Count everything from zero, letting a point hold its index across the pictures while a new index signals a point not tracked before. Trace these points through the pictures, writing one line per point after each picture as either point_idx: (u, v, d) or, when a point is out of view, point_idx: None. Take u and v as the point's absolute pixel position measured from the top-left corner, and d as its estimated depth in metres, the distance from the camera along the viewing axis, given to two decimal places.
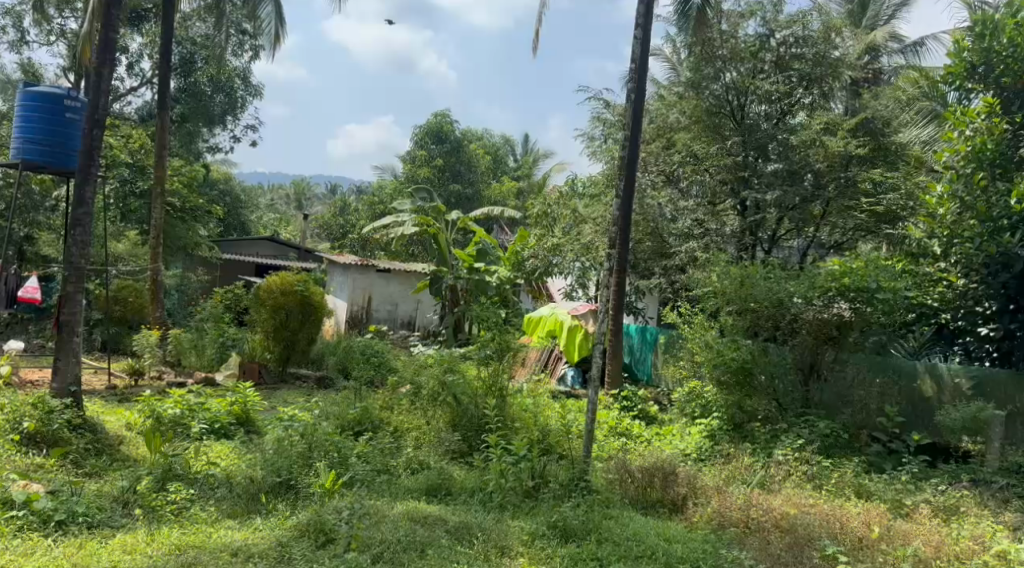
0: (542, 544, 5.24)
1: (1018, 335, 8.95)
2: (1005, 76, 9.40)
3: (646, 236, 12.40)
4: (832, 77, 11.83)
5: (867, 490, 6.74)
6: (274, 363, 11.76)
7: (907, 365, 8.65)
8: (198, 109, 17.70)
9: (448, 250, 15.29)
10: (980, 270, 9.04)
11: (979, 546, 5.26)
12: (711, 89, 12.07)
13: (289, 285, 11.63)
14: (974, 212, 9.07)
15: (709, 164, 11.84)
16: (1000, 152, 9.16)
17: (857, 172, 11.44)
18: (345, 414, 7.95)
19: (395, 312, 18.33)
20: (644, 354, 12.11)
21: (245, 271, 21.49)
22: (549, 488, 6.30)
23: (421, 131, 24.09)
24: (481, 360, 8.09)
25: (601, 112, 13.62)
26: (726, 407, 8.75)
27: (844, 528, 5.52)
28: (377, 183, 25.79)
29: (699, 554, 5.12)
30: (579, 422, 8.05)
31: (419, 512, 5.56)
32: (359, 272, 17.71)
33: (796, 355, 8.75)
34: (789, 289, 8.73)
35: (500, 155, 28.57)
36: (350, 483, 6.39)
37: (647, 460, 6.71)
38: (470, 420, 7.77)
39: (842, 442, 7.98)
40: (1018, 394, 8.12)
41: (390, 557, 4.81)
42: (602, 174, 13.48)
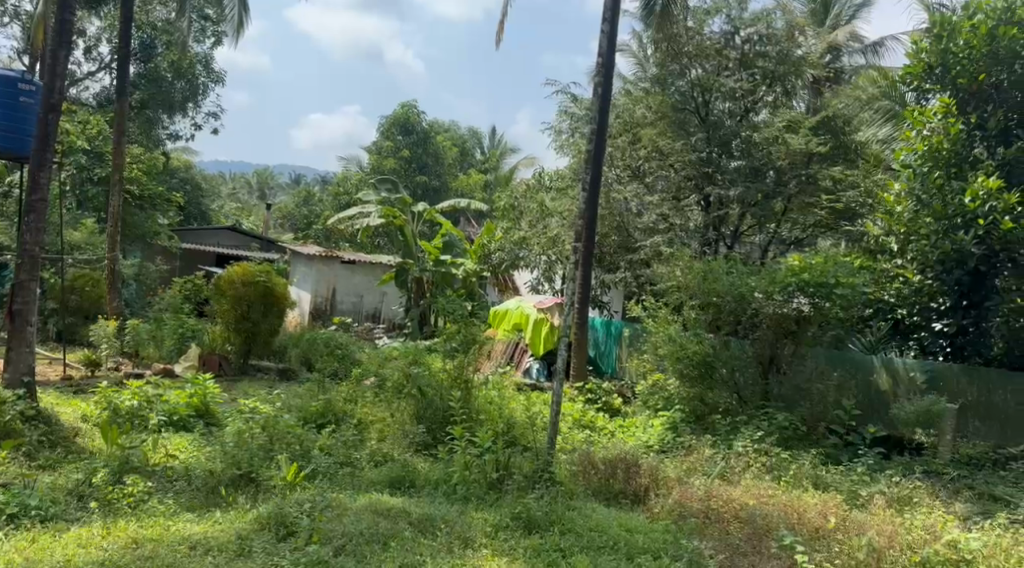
0: (505, 536, 5.24)
1: (971, 331, 9.30)
2: (960, 78, 9.63)
3: (612, 230, 12.43)
4: (795, 76, 12.03)
5: (824, 482, 6.88)
6: (235, 354, 11.64)
7: (863, 360, 8.86)
8: (158, 95, 17.32)
9: (414, 242, 15.21)
10: (935, 266, 9.28)
11: (931, 535, 5.39)
12: (677, 85, 12.15)
13: (251, 276, 11.50)
14: (930, 210, 9.28)
15: (674, 159, 11.92)
16: (955, 153, 9.41)
17: (818, 170, 11.64)
18: (307, 407, 7.90)
19: (360, 304, 18.22)
20: (609, 347, 12.19)
21: (206, 260, 21.11)
22: (513, 480, 6.33)
23: (388, 121, 23.85)
24: (448, 352, 8.06)
25: (567, 106, 13.68)
26: (689, 400, 8.88)
27: (801, 518, 5.65)
28: (342, 174, 25.53)
29: (660, 545, 5.19)
30: (543, 415, 8.06)
31: (383, 504, 5.54)
32: (323, 263, 17.51)
33: (757, 349, 8.90)
34: (750, 284, 8.86)
35: (467, 147, 28.45)
36: (312, 475, 6.36)
37: (611, 452, 6.81)
38: (435, 412, 7.66)
39: (801, 434, 8.12)
40: (970, 387, 8.45)
41: (352, 550, 4.76)
42: (568, 167, 13.51)
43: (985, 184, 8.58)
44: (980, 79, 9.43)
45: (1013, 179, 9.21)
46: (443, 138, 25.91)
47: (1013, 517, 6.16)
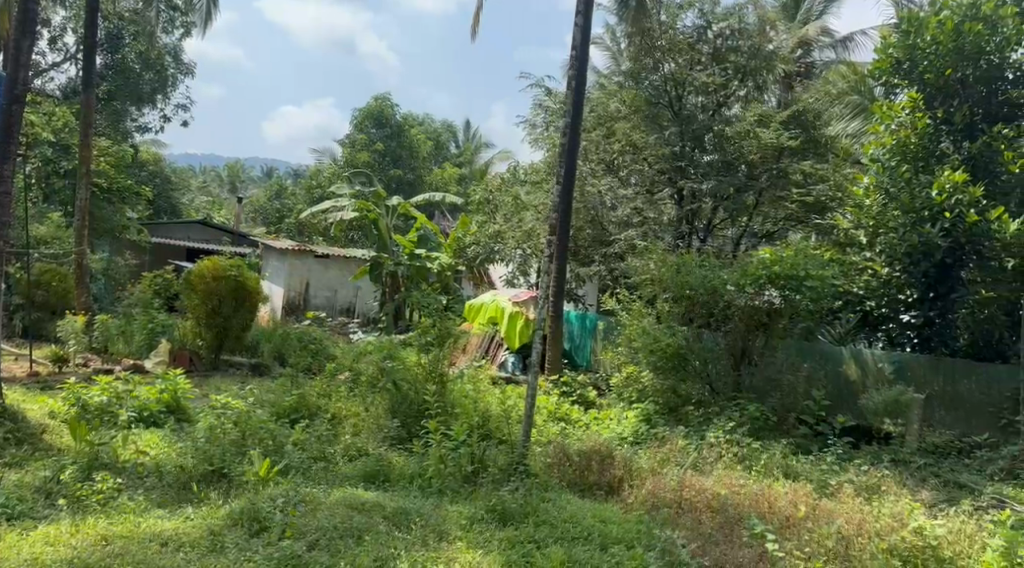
0: (480, 528, 5.25)
1: (937, 323, 9.43)
2: (927, 74, 9.80)
3: (586, 224, 12.58)
4: (766, 71, 12.16)
5: (794, 471, 6.98)
6: (206, 350, 11.51)
7: (833, 351, 9.00)
8: (126, 87, 17.03)
9: (388, 236, 15.11)
10: (903, 259, 9.43)
11: (899, 522, 5.51)
12: (649, 80, 12.23)
13: (221, 270, 11.30)
14: (897, 203, 9.46)
15: (648, 153, 12.07)
16: (921, 147, 9.63)
17: (788, 164, 11.80)
18: (280, 402, 7.83)
19: (334, 298, 18.13)
20: (584, 341, 12.26)
21: (177, 255, 20.81)
22: (488, 473, 6.36)
23: (360, 114, 23.71)
24: (423, 346, 8.05)
25: (542, 100, 13.70)
26: (662, 392, 8.95)
27: (772, 507, 5.73)
28: (315, 167, 25.31)
29: (633, 535, 5.23)
30: (518, 408, 8.05)
31: (357, 499, 5.52)
32: (296, 257, 17.35)
33: (728, 342, 9.08)
34: (722, 277, 9.00)
35: (442, 141, 28.36)
36: (285, 470, 6.31)
37: (584, 444, 6.86)
38: (411, 407, 7.69)
39: (771, 425, 8.24)
40: (935, 378, 8.64)
41: (326, 544, 4.75)
42: (543, 161, 13.52)
43: (951, 177, 8.79)
44: (946, 74, 9.61)
45: (979, 174, 9.43)
46: (417, 131, 25.79)
47: (976, 503, 6.31)
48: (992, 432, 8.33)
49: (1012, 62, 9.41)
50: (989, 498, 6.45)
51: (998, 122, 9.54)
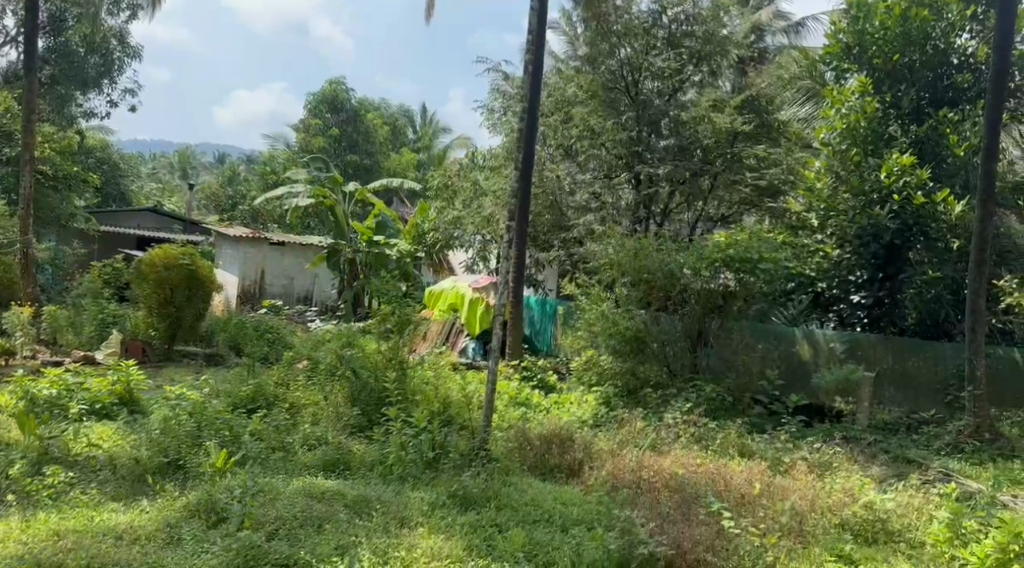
0: (442, 513, 5.26)
1: (886, 303, 9.69)
2: (876, 59, 10.01)
3: (545, 210, 12.70)
4: (720, 56, 12.30)
5: (749, 449, 7.12)
6: (159, 340, 11.27)
7: (786, 331, 9.20)
8: (70, 71, 16.47)
9: (346, 224, 14.95)
10: (852, 241, 9.69)
11: (850, 498, 5.70)
12: (606, 65, 12.24)
13: (172, 258, 11.14)
14: (847, 185, 9.78)
15: (605, 138, 12.02)
16: (871, 130, 9.80)
17: (742, 148, 12.00)
18: (237, 392, 7.73)
19: (291, 286, 17.92)
20: (544, 325, 12.33)
21: (126, 244, 20.29)
22: (449, 458, 6.36)
23: (314, 99, 23.33)
24: (382, 334, 8.01)
25: (499, 84, 13.67)
26: (620, 374, 9.00)
27: (729, 485, 5.85)
28: (269, 153, 24.86)
29: (593, 516, 5.29)
30: (480, 393, 8.03)
31: (316, 487, 5.49)
32: (251, 245, 17.07)
33: (685, 325, 9.18)
34: (679, 260, 9.07)
35: (399, 126, 28.11)
36: (242, 461, 6.24)
37: (546, 428, 6.96)
38: (370, 394, 7.63)
39: (728, 405, 8.45)
40: (885, 356, 8.95)
41: (285, 534, 4.72)
42: (501, 146, 13.49)
43: (899, 160, 9.09)
44: (894, 59, 9.82)
45: (926, 156, 9.71)
46: (374, 116, 25.51)
47: (924, 477, 6.53)
48: (938, 408, 8.74)
49: (956, 47, 9.70)
50: (936, 472, 6.70)
51: (945, 105, 9.82)
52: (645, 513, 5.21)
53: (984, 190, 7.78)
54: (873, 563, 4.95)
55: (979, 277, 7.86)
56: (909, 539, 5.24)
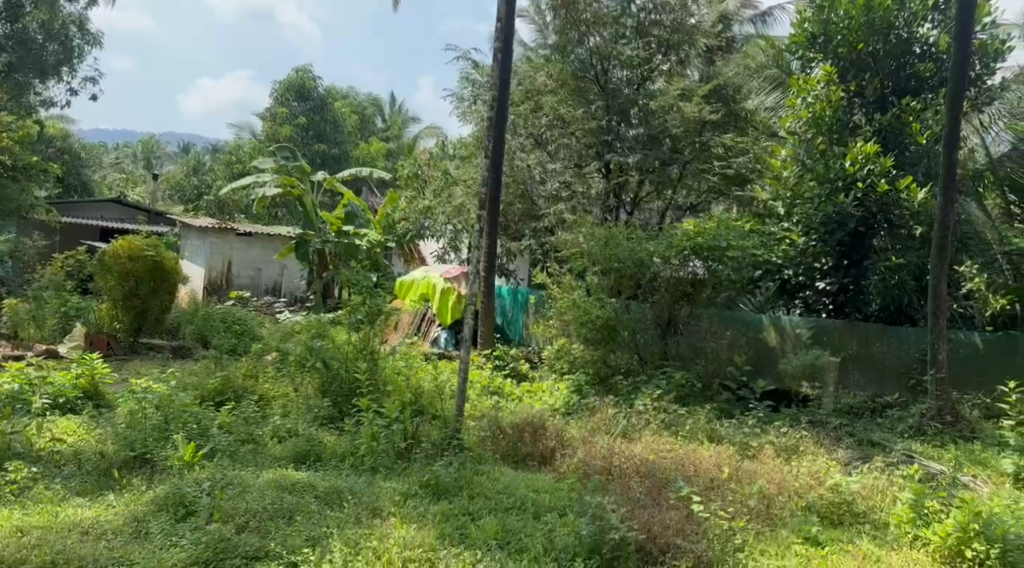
0: (414, 503, 5.26)
1: (850, 289, 9.91)
2: (841, 47, 10.14)
3: (516, 199, 12.76)
4: (688, 45, 12.36)
5: (718, 435, 7.22)
6: (124, 333, 11.08)
7: (753, 318, 9.37)
8: (28, 58, 16.01)
9: (313, 213, 14.73)
10: (818, 229, 9.78)
11: (816, 481, 5.81)
12: (575, 54, 12.24)
13: (137, 250, 10.89)
14: (813, 173, 9.84)
15: (576, 127, 12.07)
16: (836, 119, 9.95)
17: (710, 138, 12.10)
18: (204, 385, 7.64)
19: (258, 277, 17.66)
20: (516, 314, 12.36)
21: (90, 235, 19.87)
22: (421, 448, 6.35)
23: (281, 87, 23.01)
24: (352, 325, 7.95)
25: (468, 73, 13.61)
26: (592, 362, 9.09)
27: (697, 470, 5.92)
28: (236, 142, 24.50)
29: (565, 503, 5.33)
30: (451, 383, 8.04)
31: (287, 479, 5.46)
32: (217, 236, 16.85)
33: (655, 312, 9.29)
34: (648, 249, 9.18)
35: (367, 115, 27.86)
36: (210, 455, 6.16)
37: (518, 417, 6.99)
38: (341, 385, 7.60)
39: (696, 391, 8.55)
40: (850, 341, 9.15)
41: (256, 526, 4.68)
42: (471, 135, 13.46)
43: (863, 148, 9.29)
44: (858, 49, 9.97)
45: (890, 145, 9.91)
46: (342, 105, 25.26)
47: (888, 459, 6.69)
48: (901, 392, 8.94)
49: (919, 37, 9.83)
50: (899, 454, 6.85)
51: (907, 94, 10.01)
52: (615, 496, 5.26)
53: (945, 178, 7.95)
54: (839, 544, 5.05)
55: (941, 263, 8.04)
56: (874, 520, 5.37)
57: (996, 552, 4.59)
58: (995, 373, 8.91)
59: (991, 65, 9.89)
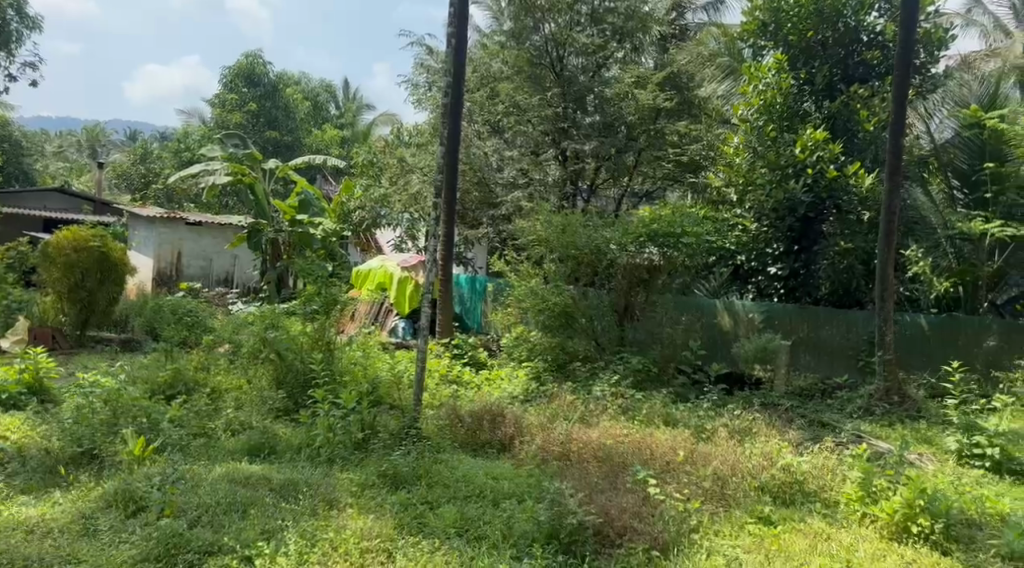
0: (372, 493, 5.22)
1: (801, 274, 10.14)
2: (791, 35, 10.28)
3: (473, 186, 12.60)
4: (641, 32, 12.43)
5: (673, 418, 7.32)
6: (70, 326, 10.76)
7: (707, 303, 9.60)
8: None
9: (266, 201, 14.32)
10: (770, 215, 9.97)
11: (768, 461, 5.91)
12: (531, 41, 12.29)
13: (83, 241, 10.56)
14: (764, 160, 9.95)
15: (532, 115, 12.05)
16: (786, 106, 10.14)
17: (665, 125, 12.16)
18: (154, 378, 7.47)
19: (209, 268, 17.31)
20: (474, 303, 12.34)
21: (32, 226, 19.24)
22: (379, 438, 6.30)
23: (230, 73, 22.45)
24: (307, 315, 7.83)
25: (423, 58, 13.44)
26: (551, 349, 9.08)
27: (653, 454, 5.98)
28: (184, 129, 23.92)
29: (524, 489, 5.35)
30: (409, 372, 7.98)
31: (241, 472, 5.37)
32: (165, 225, 16.46)
33: (613, 299, 9.32)
34: (605, 236, 9.24)
35: (320, 102, 27.41)
36: (161, 449, 6.02)
37: (476, 406, 7.00)
38: (296, 376, 7.47)
39: (653, 375, 8.65)
40: (800, 324, 9.46)
41: (209, 521, 4.59)
42: (427, 122, 13.36)
43: (813, 135, 9.45)
44: (807, 36, 10.15)
45: (839, 132, 10.12)
46: (294, 92, 24.81)
47: (837, 440, 6.86)
48: (851, 373, 9.30)
49: (867, 25, 10.01)
50: (849, 434, 7.04)
51: (855, 82, 10.22)
52: (573, 481, 5.29)
53: (891, 164, 8.14)
54: (790, 522, 5.16)
55: (887, 249, 8.23)
56: (824, 499, 5.52)
57: (939, 527, 4.82)
58: (940, 353, 9.20)
59: (935, 53, 10.15)
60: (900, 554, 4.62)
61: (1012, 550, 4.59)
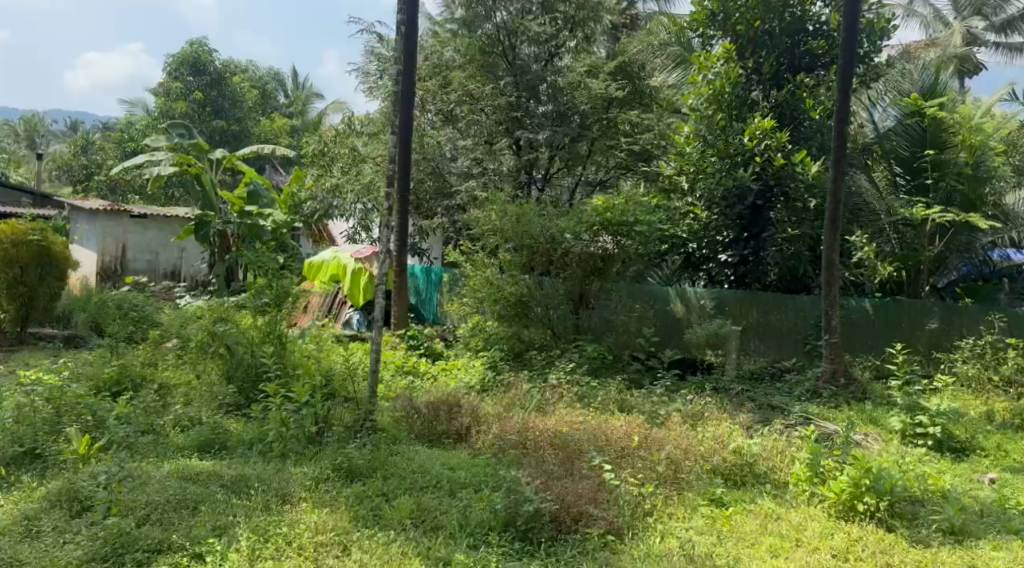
0: (326, 487, 5.17)
1: (750, 260, 10.23)
2: (739, 25, 10.42)
3: (427, 176, 12.46)
4: (594, 21, 12.46)
5: (628, 404, 7.42)
6: (10, 324, 10.38)
7: (660, 291, 9.81)
8: None
9: (214, 192, 14.19)
10: (720, 203, 10.18)
11: (720, 444, 6.02)
12: (483, 29, 12.19)
13: (21, 234, 10.20)
14: (714, 149, 10.18)
15: (485, 103, 12.05)
16: (735, 96, 10.28)
17: (617, 114, 12.25)
18: (99, 375, 7.28)
19: (156, 262, 16.87)
20: (430, 294, 12.30)
21: None
22: (333, 431, 6.24)
23: (174, 60, 21.72)
24: (258, 308, 7.59)
25: (373, 46, 13.26)
26: (506, 338, 9.14)
27: (608, 439, 6.04)
28: (127, 120, 23.23)
29: (481, 478, 5.34)
30: (364, 364, 7.93)
31: (191, 469, 5.27)
32: (109, 218, 16.02)
33: (568, 287, 9.39)
34: (559, 225, 9.21)
35: (268, 90, 26.84)
36: (107, 447, 5.86)
37: (432, 396, 6.96)
38: (247, 370, 7.35)
39: (608, 363, 8.74)
40: (750, 310, 9.64)
41: (157, 519, 4.49)
42: (379, 111, 13.24)
43: (761, 125, 9.59)
44: (755, 26, 10.29)
45: (785, 120, 10.34)
46: (242, 80, 24.23)
47: (786, 422, 7.03)
48: (798, 356, 9.52)
49: (811, 15, 10.24)
50: (797, 416, 7.22)
51: (801, 71, 10.41)
52: (530, 469, 5.32)
53: (837, 150, 8.32)
54: (741, 503, 5.28)
55: (832, 233, 8.43)
56: (774, 479, 5.68)
57: (884, 505, 4.96)
58: (884, 337, 9.49)
59: (878, 43, 10.39)
60: (848, 532, 4.75)
61: (952, 526, 4.83)
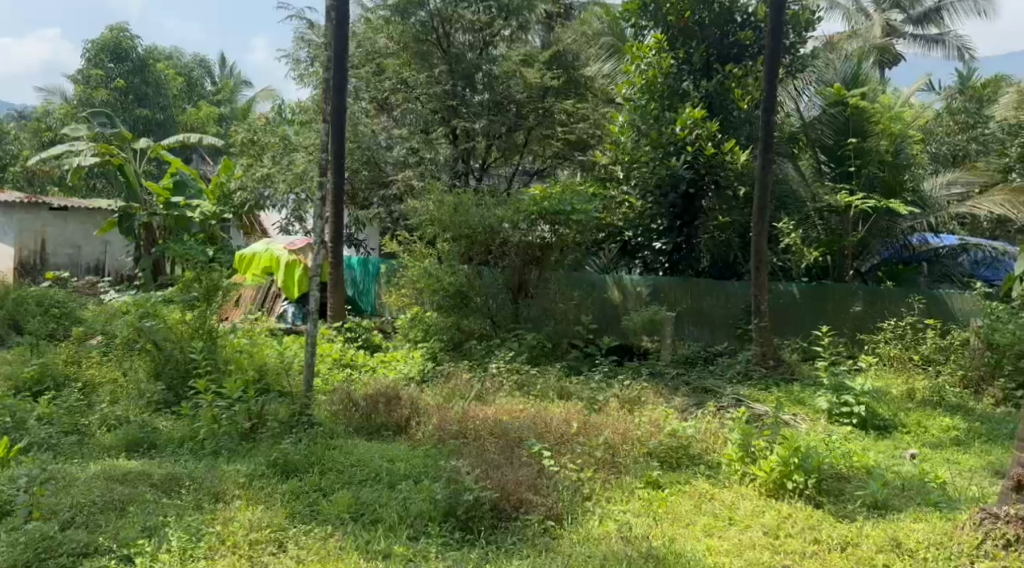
0: (261, 483, 5.07)
1: (683, 247, 10.59)
2: (670, 15, 10.57)
3: (361, 166, 12.06)
4: (528, 10, 12.25)
5: (567, 391, 7.48)
6: None
7: (598, 280, 10.00)
8: None
9: (138, 182, 13.67)
10: (654, 191, 10.29)
11: (656, 428, 6.14)
12: (417, 16, 11.96)
13: None
14: (648, 139, 10.32)
15: (420, 92, 12.02)
16: (667, 86, 10.49)
17: (553, 104, 12.27)
18: (18, 375, 6.97)
19: (78, 256, 16.26)
20: (367, 285, 12.16)
21: None
22: (267, 427, 6.09)
23: (94, 46, 20.88)
24: (186, 303, 7.30)
25: (303, 32, 12.95)
26: (447, 328, 9.06)
27: (548, 427, 6.06)
28: (43, 108, 22.14)
29: (420, 469, 5.33)
30: (298, 358, 7.82)
31: (118, 469, 5.09)
32: (24, 210, 15.23)
33: (506, 276, 9.46)
34: (497, 215, 9.19)
35: (194, 77, 25.97)
36: (26, 449, 5.59)
37: (370, 389, 6.88)
38: (176, 367, 7.12)
39: (547, 351, 8.82)
40: (684, 297, 9.90)
41: (82, 522, 4.33)
42: (310, 100, 13.01)
43: (692, 115, 9.75)
44: (685, 17, 10.48)
45: (716, 109, 10.47)
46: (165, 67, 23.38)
47: (718, 404, 7.23)
48: (730, 340, 9.80)
49: (739, 6, 10.48)
50: (729, 399, 7.43)
51: (730, 61, 10.68)
52: (469, 459, 5.33)
53: (765, 139, 8.54)
54: (676, 484, 5.41)
55: (761, 221, 8.66)
56: (708, 460, 5.83)
57: (812, 482, 5.14)
58: (809, 319, 9.87)
59: (803, 34, 10.69)
60: (777, 509, 4.91)
61: (876, 500, 5.03)
